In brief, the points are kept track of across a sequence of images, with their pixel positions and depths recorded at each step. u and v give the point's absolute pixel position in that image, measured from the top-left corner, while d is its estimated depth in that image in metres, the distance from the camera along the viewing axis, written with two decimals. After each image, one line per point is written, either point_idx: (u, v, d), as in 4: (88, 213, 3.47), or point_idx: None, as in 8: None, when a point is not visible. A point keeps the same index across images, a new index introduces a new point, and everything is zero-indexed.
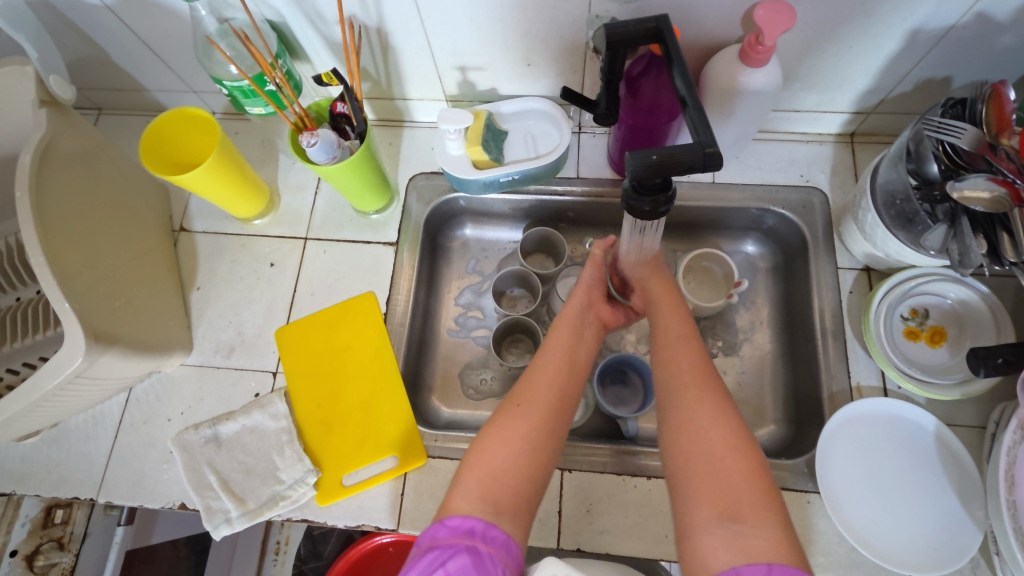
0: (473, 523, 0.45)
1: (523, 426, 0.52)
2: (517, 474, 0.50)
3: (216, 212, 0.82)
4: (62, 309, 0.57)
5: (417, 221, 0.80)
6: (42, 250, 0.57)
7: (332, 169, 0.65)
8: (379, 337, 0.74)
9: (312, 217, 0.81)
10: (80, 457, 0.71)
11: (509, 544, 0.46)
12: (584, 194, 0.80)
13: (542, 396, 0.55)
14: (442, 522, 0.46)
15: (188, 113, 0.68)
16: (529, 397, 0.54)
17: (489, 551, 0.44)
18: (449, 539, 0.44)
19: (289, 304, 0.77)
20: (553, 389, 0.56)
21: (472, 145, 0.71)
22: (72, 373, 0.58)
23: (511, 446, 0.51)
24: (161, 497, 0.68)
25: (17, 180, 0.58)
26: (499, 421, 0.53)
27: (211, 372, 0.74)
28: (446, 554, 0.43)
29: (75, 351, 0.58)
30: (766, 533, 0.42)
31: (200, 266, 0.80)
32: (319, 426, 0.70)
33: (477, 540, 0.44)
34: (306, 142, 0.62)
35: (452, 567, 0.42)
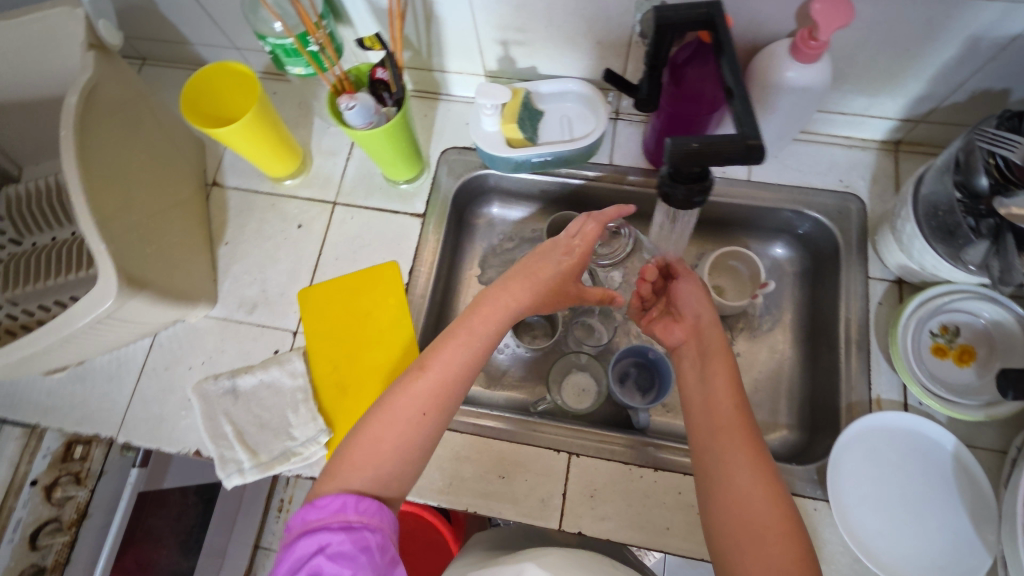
0: (343, 501, 0.48)
1: (411, 430, 0.52)
2: (387, 483, 0.51)
3: (249, 169, 0.83)
4: (99, 249, 0.58)
5: (445, 195, 0.80)
6: (82, 190, 0.58)
7: (369, 134, 0.65)
8: (399, 307, 0.74)
9: (343, 182, 0.81)
10: (103, 397, 0.73)
11: (384, 511, 0.49)
12: (615, 181, 0.79)
13: (433, 395, 0.53)
14: (311, 505, 0.48)
15: (228, 68, 0.68)
16: (418, 400, 0.53)
17: (361, 521, 0.47)
18: (320, 519, 0.47)
19: (313, 266, 0.78)
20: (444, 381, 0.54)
21: (507, 122, 0.71)
22: (102, 312, 0.60)
23: (391, 439, 0.52)
24: (178, 442, 0.70)
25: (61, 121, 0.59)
26: (388, 412, 0.52)
27: (234, 326, 0.75)
28: (322, 536, 0.46)
29: (107, 292, 0.59)
30: (750, 475, 0.48)
31: (230, 221, 0.81)
32: (333, 389, 0.71)
33: (349, 515, 0.47)
34: (344, 105, 0.62)
35: (330, 549, 0.45)
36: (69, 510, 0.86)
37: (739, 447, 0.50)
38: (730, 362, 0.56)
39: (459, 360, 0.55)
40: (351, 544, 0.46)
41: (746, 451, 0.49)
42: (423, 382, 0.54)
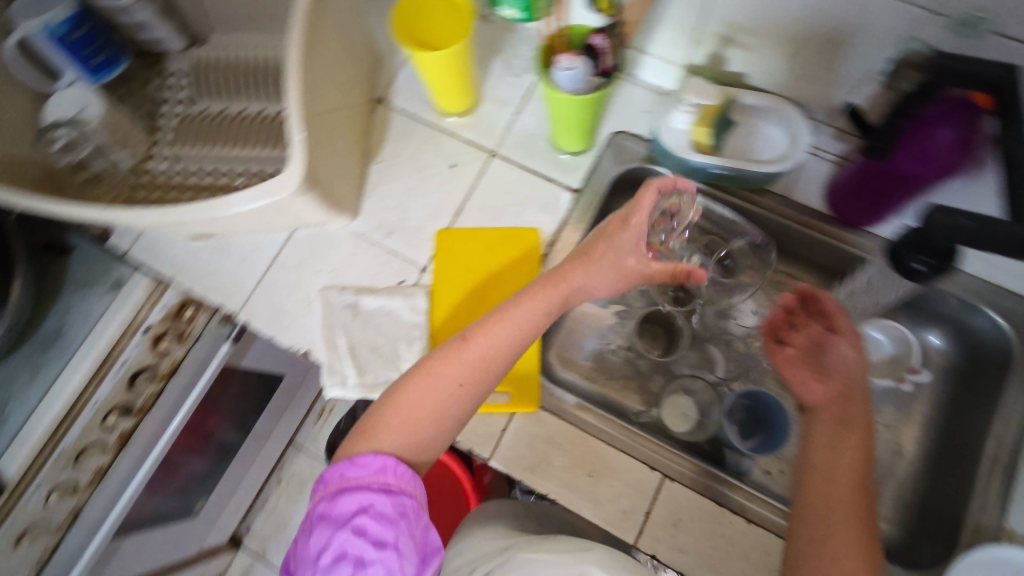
0: (381, 463, 0.50)
1: (447, 400, 0.53)
2: (418, 452, 0.53)
3: (418, 95, 0.82)
4: (297, 139, 0.59)
5: (605, 177, 0.77)
6: (298, 76, 0.59)
7: (573, 100, 0.61)
8: (531, 276, 0.73)
9: (506, 134, 0.79)
10: (235, 273, 0.76)
11: (416, 478, 0.51)
12: (785, 216, 0.74)
13: (471, 373, 0.54)
14: (351, 462, 0.50)
15: None
16: (456, 374, 0.54)
17: (398, 484, 0.50)
18: (359, 479, 0.49)
19: (457, 209, 0.77)
20: (482, 359, 0.55)
21: (699, 125, 0.68)
22: (275, 200, 0.61)
23: (428, 407, 0.53)
24: (293, 338, 0.73)
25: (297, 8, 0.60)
26: (424, 381, 0.53)
27: (368, 246, 0.76)
28: (363, 494, 0.48)
29: (289, 183, 0.60)
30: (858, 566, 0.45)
31: (387, 141, 0.80)
32: (448, 336, 0.71)
33: (388, 476, 0.50)
34: (563, 65, 0.58)
35: (373, 510, 0.47)
36: (165, 363, 0.87)
37: (849, 528, 0.47)
38: (866, 437, 0.53)
39: (501, 346, 0.55)
40: (389, 505, 0.48)
41: (855, 539, 0.46)
42: (461, 357, 0.54)
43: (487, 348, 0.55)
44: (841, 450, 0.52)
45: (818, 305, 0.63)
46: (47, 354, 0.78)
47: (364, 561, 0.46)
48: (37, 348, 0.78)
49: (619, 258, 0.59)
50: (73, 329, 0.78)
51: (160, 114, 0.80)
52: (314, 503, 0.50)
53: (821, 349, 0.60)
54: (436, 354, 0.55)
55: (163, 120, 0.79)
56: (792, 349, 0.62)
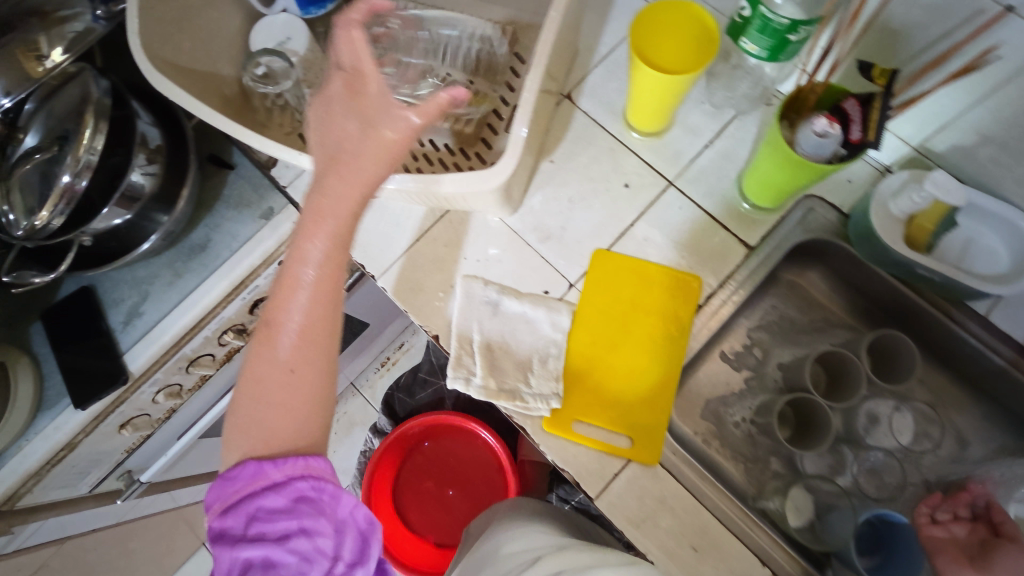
0: (263, 467, 0.49)
1: (280, 388, 0.51)
2: (297, 437, 0.51)
3: (607, 100, 0.77)
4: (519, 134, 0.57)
5: (784, 241, 0.71)
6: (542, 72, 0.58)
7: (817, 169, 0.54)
8: (681, 325, 0.69)
9: (689, 166, 0.74)
10: (383, 237, 0.73)
11: (309, 460, 0.50)
12: (975, 337, 0.68)
13: (314, 333, 0.52)
14: (226, 477, 0.50)
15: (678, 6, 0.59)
16: (281, 363, 0.51)
17: (283, 475, 0.49)
18: (242, 487, 0.49)
19: (619, 233, 0.73)
20: (304, 337, 0.52)
21: (922, 221, 0.62)
22: (473, 192, 0.58)
23: (273, 396, 0.51)
24: (425, 318, 0.71)
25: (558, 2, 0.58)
26: (262, 368, 0.51)
27: (520, 245, 0.73)
28: (249, 501, 0.49)
29: (495, 178, 0.57)
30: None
31: (564, 141, 0.76)
32: (583, 363, 0.68)
33: (268, 475, 0.49)
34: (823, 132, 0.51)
35: (264, 510, 0.48)
36: None
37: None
38: None
39: (316, 308, 0.52)
40: (286, 501, 0.48)
41: None
42: (275, 337, 0.52)
43: (317, 304, 0.52)
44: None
45: (990, 513, 0.64)
46: (190, 263, 0.80)
47: (275, 561, 0.47)
48: (182, 254, 0.80)
49: (385, 138, 0.52)
50: (219, 246, 0.80)
51: None
52: (210, 522, 0.51)
53: (980, 553, 0.61)
54: (266, 333, 0.53)
55: None
56: (944, 534, 0.63)
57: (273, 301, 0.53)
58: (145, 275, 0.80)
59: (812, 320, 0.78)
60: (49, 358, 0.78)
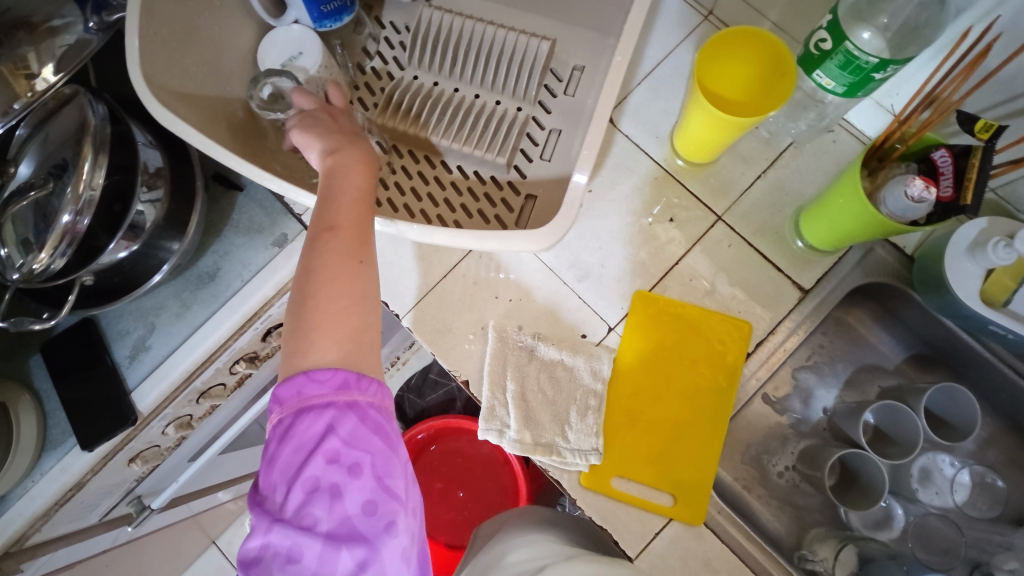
0: (341, 378, 0.48)
1: (357, 280, 0.52)
2: (359, 329, 0.51)
3: (651, 124, 0.71)
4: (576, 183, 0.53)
5: (840, 284, 0.67)
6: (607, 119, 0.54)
7: (901, 228, 0.49)
8: (729, 374, 0.64)
9: (740, 199, 0.68)
10: (407, 273, 0.69)
11: (383, 388, 0.51)
12: None
13: (360, 242, 0.53)
14: (308, 377, 0.48)
15: (728, 38, 0.53)
16: (355, 249, 0.52)
17: (365, 402, 0.49)
18: (322, 394, 0.48)
19: (662, 272, 0.68)
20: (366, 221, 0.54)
21: (1003, 276, 0.58)
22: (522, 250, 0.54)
23: (349, 292, 0.51)
24: (454, 363, 0.67)
25: (623, 46, 0.55)
26: (334, 268, 0.51)
27: (557, 284, 0.68)
28: (328, 414, 0.47)
29: (546, 237, 0.53)
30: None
31: (604, 169, 0.71)
32: (623, 414, 0.64)
33: (352, 392, 0.48)
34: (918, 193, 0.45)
35: (341, 432, 0.47)
36: None
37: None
38: None
39: (359, 219, 0.53)
40: (366, 429, 0.48)
41: None
42: (339, 236, 0.52)
43: (357, 217, 0.53)
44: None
45: None
46: (199, 293, 0.75)
47: (342, 488, 0.47)
48: (189, 284, 0.75)
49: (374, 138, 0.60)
50: (228, 275, 0.75)
51: (368, 69, 0.73)
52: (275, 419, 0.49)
53: None
54: (312, 246, 0.52)
55: (371, 78, 0.73)
56: None
57: (322, 211, 0.53)
58: (152, 305, 0.75)
59: (855, 364, 0.74)
60: (51, 394, 0.73)
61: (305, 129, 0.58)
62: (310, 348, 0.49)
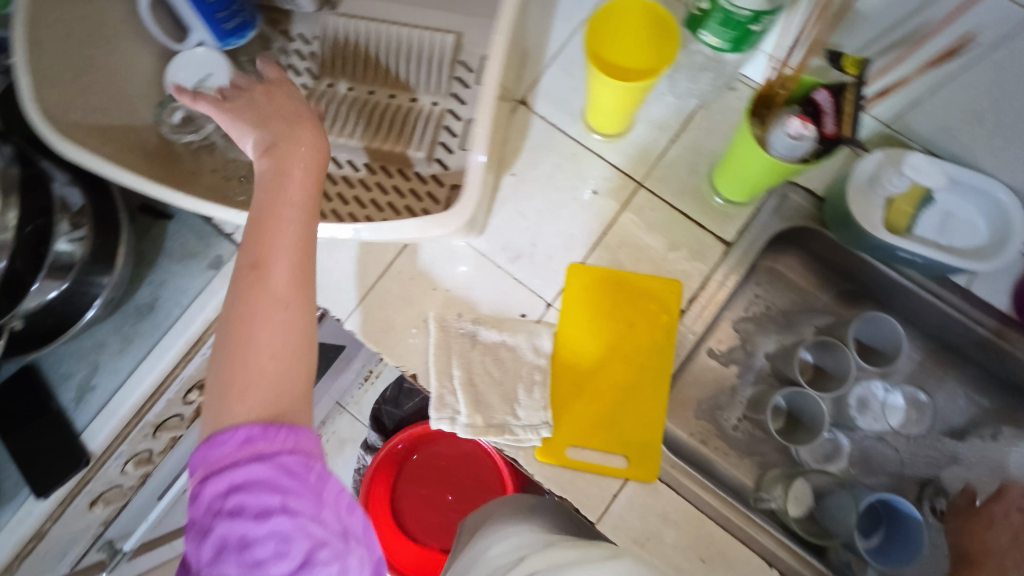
0: (246, 431, 0.44)
1: (288, 322, 0.48)
2: (284, 377, 0.47)
3: (565, 103, 0.73)
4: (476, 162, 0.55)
5: (761, 233, 0.69)
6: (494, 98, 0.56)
7: (791, 168, 0.52)
8: (666, 333, 0.67)
9: (657, 164, 0.71)
10: (344, 277, 0.70)
11: (301, 432, 0.45)
12: (956, 308, 0.67)
13: (293, 277, 0.49)
14: (211, 441, 0.44)
15: (607, 14, 0.55)
16: (287, 283, 0.48)
17: (272, 447, 0.43)
18: (228, 454, 0.43)
19: (592, 243, 0.70)
20: (299, 247, 0.50)
21: (901, 204, 0.61)
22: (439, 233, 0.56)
23: (276, 330, 0.47)
24: (400, 358, 0.67)
25: (498, 24, 0.56)
26: (262, 311, 0.47)
27: (492, 268, 0.69)
28: (230, 470, 0.43)
29: (458, 216, 0.56)
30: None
31: (524, 152, 0.72)
32: (569, 385, 0.65)
33: (257, 442, 0.43)
34: (798, 129, 0.49)
35: (249, 485, 0.43)
36: None
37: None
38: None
39: (292, 254, 0.49)
40: (274, 475, 0.43)
41: None
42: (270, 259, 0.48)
43: (292, 247, 0.49)
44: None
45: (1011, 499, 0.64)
46: (140, 325, 0.74)
47: (256, 544, 0.42)
48: (129, 318, 0.74)
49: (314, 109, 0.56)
50: (167, 304, 0.74)
51: None
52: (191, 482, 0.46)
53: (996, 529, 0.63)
54: (235, 289, 0.48)
55: None
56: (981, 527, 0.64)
57: (247, 244, 0.49)
58: (94, 345, 0.74)
59: (790, 308, 0.78)
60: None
61: (236, 116, 0.54)
62: (224, 415, 0.45)
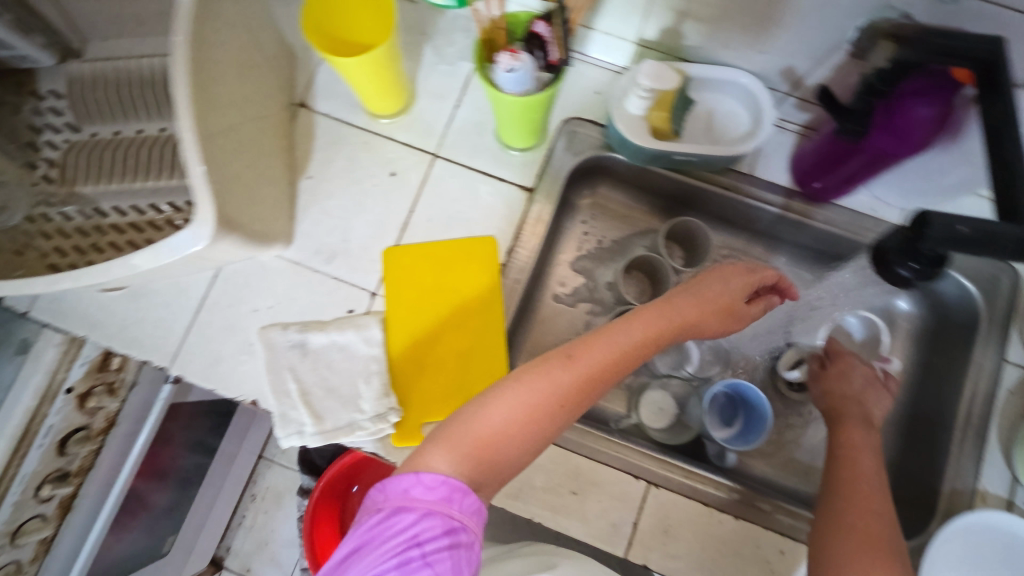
0: (451, 489, 0.44)
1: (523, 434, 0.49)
2: (514, 460, 0.49)
3: (344, 95, 0.73)
4: (200, 182, 0.49)
5: (559, 171, 0.71)
6: (193, 112, 0.49)
7: (524, 103, 0.53)
8: (491, 289, 0.68)
9: (447, 133, 0.72)
10: (159, 322, 0.67)
11: None
12: (749, 195, 0.70)
13: (545, 421, 0.49)
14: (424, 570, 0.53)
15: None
16: (556, 394, 0.49)
17: None
18: (425, 504, 0.44)
19: (402, 224, 0.70)
20: (579, 385, 0.50)
21: (659, 110, 0.63)
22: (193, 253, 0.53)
23: (525, 416, 0.48)
24: (235, 388, 0.65)
25: (178, 22, 0.49)
26: (532, 382, 0.49)
27: (308, 274, 0.68)
28: None
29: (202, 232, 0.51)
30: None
31: (315, 152, 0.71)
32: (409, 364, 0.65)
33: None
34: (505, 65, 0.50)
35: None
36: (100, 419, 0.81)
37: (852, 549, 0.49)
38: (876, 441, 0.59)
39: (579, 380, 0.50)
40: None
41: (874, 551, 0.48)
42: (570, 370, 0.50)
43: (595, 365, 0.51)
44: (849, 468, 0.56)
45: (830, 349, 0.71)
46: None
47: None
48: None
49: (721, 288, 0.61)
50: None
51: (41, 143, 0.69)
52: (363, 524, 0.45)
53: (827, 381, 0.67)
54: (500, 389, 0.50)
55: (46, 151, 0.69)
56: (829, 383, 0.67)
57: (536, 372, 0.50)
58: None
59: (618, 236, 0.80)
60: None
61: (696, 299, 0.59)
62: (427, 453, 0.46)
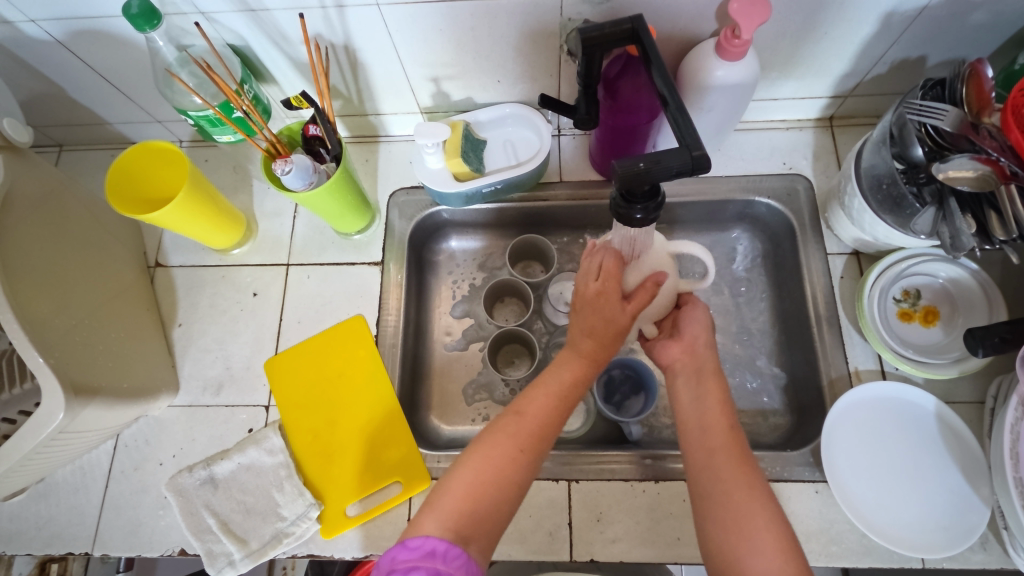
0: (434, 544, 0.43)
1: (508, 482, 0.49)
2: (504, 511, 0.49)
3: (192, 244, 0.79)
4: (37, 364, 0.55)
5: (401, 237, 0.78)
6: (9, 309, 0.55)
7: (310, 194, 0.62)
8: (371, 360, 0.72)
9: (293, 242, 0.78)
10: (71, 510, 0.68)
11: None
12: (569, 198, 0.79)
13: (521, 466, 0.50)
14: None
15: (125, 161, 0.65)
16: (519, 438, 0.51)
17: None
18: (410, 561, 0.42)
19: (276, 334, 0.74)
20: (538, 425, 0.52)
21: (451, 158, 0.70)
22: (54, 430, 0.57)
23: (499, 466, 0.50)
24: (160, 544, 0.66)
25: None
26: (495, 436, 0.51)
27: (202, 411, 0.72)
28: None
29: (55, 407, 0.56)
30: (763, 515, 0.46)
31: (180, 301, 0.77)
32: (317, 457, 0.68)
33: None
34: (279, 170, 0.59)
35: None
36: None
37: (733, 472, 0.48)
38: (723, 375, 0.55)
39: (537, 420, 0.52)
40: None
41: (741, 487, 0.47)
42: (524, 417, 0.52)
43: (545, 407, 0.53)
44: (711, 398, 0.53)
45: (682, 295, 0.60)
46: None
47: None
48: None
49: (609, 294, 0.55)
50: None
51: None
52: None
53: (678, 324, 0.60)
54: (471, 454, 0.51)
55: None
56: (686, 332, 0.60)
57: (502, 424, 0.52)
58: None
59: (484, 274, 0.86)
60: None
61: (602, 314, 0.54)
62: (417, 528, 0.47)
